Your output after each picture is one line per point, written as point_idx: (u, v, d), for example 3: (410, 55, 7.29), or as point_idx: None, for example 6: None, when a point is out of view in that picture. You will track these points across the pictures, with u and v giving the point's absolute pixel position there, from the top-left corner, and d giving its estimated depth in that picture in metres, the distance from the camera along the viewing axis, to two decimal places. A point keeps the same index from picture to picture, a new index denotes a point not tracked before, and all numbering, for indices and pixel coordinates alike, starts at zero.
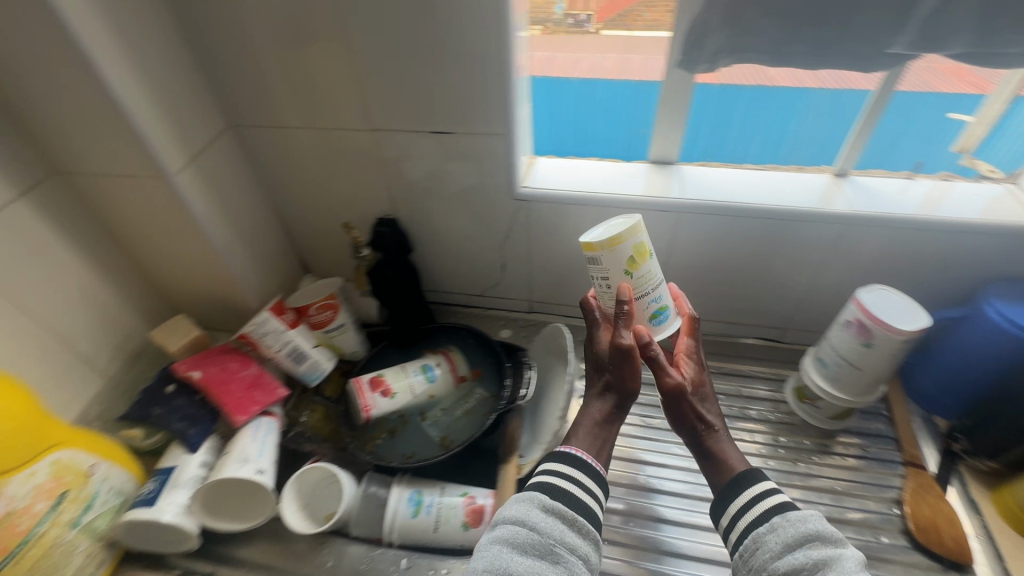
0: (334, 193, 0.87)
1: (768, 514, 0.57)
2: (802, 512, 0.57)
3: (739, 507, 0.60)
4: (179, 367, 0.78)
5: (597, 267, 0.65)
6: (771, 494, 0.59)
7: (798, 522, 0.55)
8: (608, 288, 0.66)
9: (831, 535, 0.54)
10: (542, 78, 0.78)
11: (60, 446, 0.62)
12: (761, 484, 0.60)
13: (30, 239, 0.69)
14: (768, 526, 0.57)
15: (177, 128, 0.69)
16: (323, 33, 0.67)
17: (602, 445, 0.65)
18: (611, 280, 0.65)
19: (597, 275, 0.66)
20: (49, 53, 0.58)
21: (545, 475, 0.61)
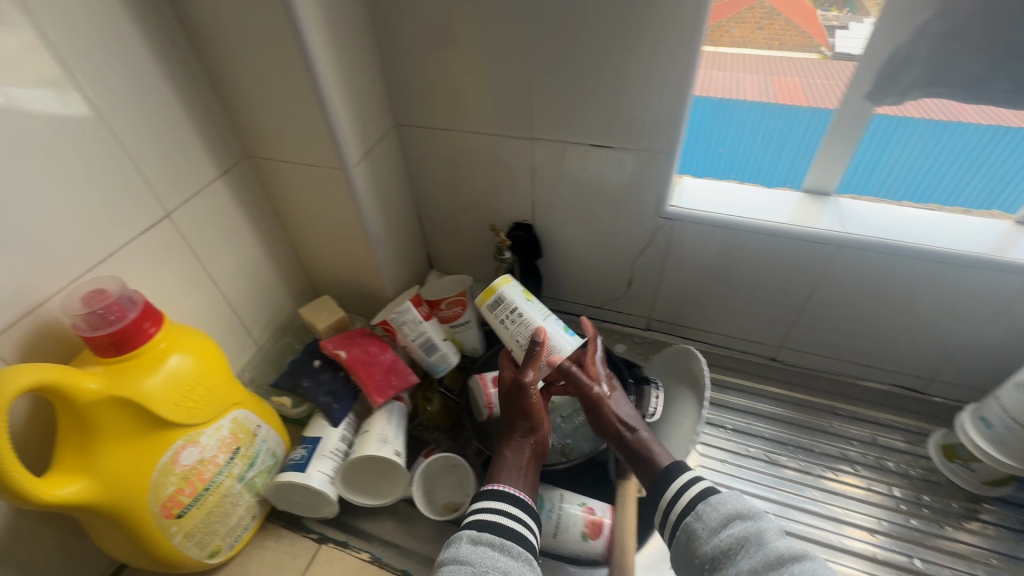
0: (476, 195, 0.91)
1: (693, 502, 0.62)
2: (720, 496, 0.62)
3: (669, 500, 0.64)
4: (327, 344, 0.83)
5: (505, 307, 0.78)
6: (692, 484, 0.64)
7: (718, 507, 0.60)
8: (518, 320, 0.77)
9: (748, 511, 0.59)
10: (708, 99, 0.75)
11: (240, 405, 0.68)
12: (683, 474, 0.66)
13: (221, 215, 0.77)
14: (695, 514, 0.61)
15: (360, 125, 0.75)
16: (505, 46, 0.70)
17: (520, 474, 0.71)
18: (523, 316, 0.77)
19: (502, 316, 0.78)
20: (275, 53, 0.64)
21: (480, 511, 0.65)
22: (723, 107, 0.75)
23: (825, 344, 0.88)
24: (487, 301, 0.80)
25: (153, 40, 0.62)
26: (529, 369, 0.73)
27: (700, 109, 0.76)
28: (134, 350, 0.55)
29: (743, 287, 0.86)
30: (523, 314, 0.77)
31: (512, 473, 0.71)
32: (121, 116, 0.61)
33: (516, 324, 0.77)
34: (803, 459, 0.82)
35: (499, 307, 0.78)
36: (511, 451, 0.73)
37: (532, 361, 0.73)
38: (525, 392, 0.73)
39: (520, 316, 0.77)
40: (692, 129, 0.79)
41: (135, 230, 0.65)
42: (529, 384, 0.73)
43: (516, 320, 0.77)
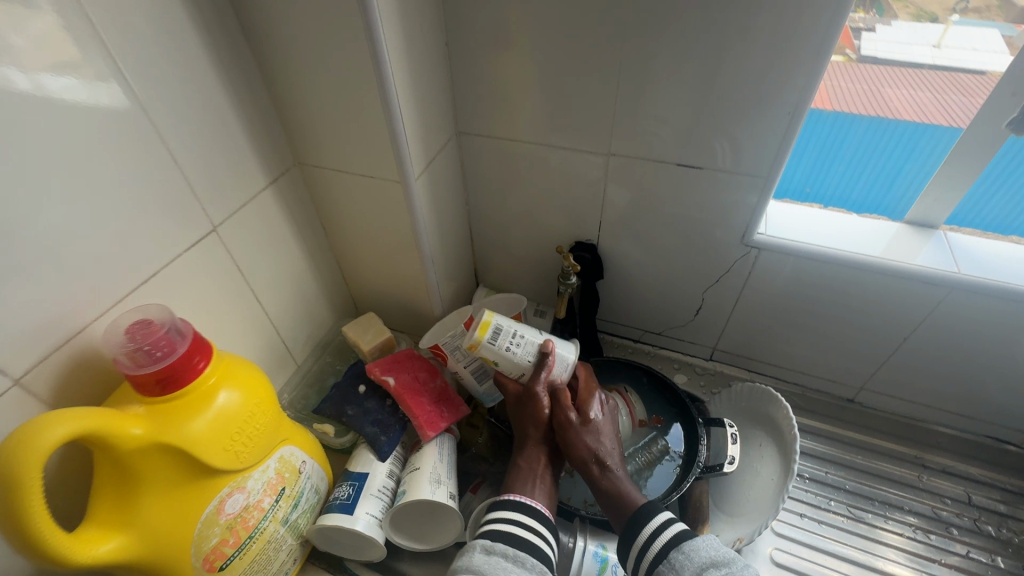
0: (537, 211, 0.84)
1: (665, 549, 0.59)
2: (695, 543, 0.59)
3: (641, 547, 0.61)
4: (373, 369, 0.76)
5: (506, 334, 0.72)
6: (666, 527, 0.61)
7: (691, 555, 0.58)
8: (518, 342, 0.72)
9: (724, 559, 0.57)
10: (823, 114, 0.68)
11: (285, 441, 0.62)
12: (658, 518, 0.62)
13: (269, 227, 0.71)
14: (669, 563, 0.58)
15: (423, 134, 0.68)
16: (592, 53, 0.63)
17: (535, 482, 0.69)
18: (524, 336, 0.73)
19: (507, 344, 0.72)
20: (341, 53, 0.58)
21: (496, 521, 0.63)
22: (841, 123, 0.68)
23: (913, 390, 0.81)
24: (486, 336, 0.71)
25: (210, 34, 0.56)
26: (540, 372, 0.72)
27: (812, 125, 0.69)
28: (179, 390, 0.49)
29: (826, 324, 0.79)
30: (524, 334, 0.73)
31: (526, 484, 0.68)
32: (173, 118, 0.55)
33: (520, 347, 0.72)
34: (892, 518, 0.75)
35: (501, 334, 0.72)
36: (525, 460, 0.71)
37: (546, 371, 0.72)
38: (537, 400, 0.72)
39: (523, 336, 0.73)
40: (798, 148, 0.72)
41: (182, 244, 0.59)
42: (540, 391, 0.72)
43: (522, 342, 0.72)
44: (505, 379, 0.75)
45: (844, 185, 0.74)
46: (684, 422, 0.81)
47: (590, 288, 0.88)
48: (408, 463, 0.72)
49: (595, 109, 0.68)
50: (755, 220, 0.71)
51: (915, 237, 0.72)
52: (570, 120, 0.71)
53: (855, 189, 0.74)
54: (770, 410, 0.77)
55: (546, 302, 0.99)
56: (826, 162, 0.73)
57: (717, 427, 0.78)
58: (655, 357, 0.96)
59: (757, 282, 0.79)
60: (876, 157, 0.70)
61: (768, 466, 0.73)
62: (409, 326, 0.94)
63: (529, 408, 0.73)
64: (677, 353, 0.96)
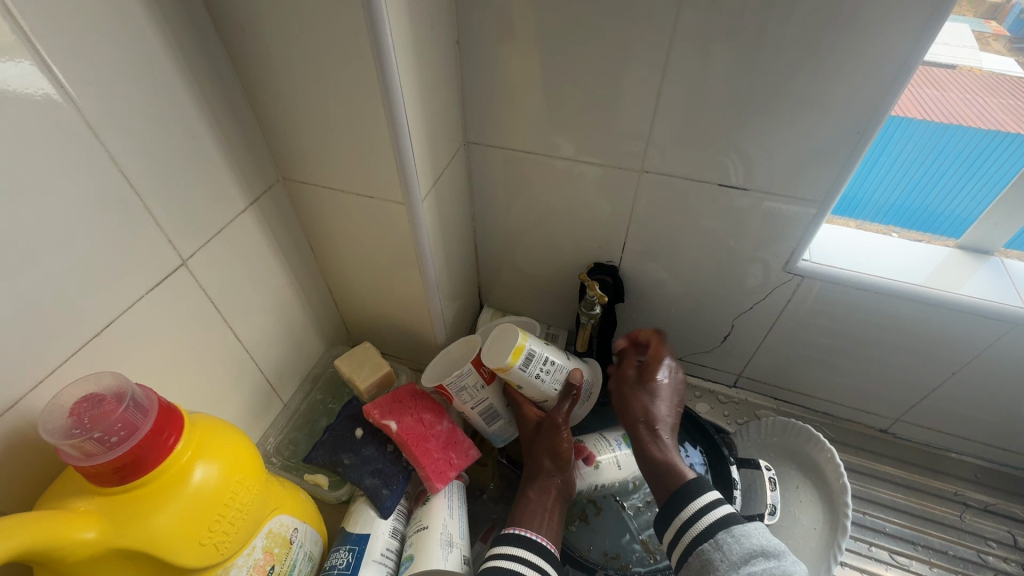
0: (554, 232, 0.76)
1: (712, 529, 0.52)
2: (744, 526, 0.52)
3: (683, 521, 0.54)
4: (372, 412, 0.67)
5: (538, 362, 0.66)
6: (713, 508, 0.53)
7: (742, 539, 0.51)
8: (548, 370, 0.67)
9: (775, 550, 0.50)
10: (905, 120, 0.60)
11: (275, 511, 0.52)
12: (704, 498, 0.54)
13: (251, 256, 0.61)
14: (715, 543, 0.51)
15: (431, 149, 0.60)
16: (628, 59, 0.55)
17: (544, 517, 0.62)
18: (553, 363, 0.68)
19: (537, 372, 0.66)
20: (339, 55, 0.49)
21: (496, 557, 0.57)
22: (931, 130, 0.59)
23: (951, 422, 0.77)
24: (519, 362, 0.64)
25: (175, 31, 0.46)
26: (564, 402, 0.67)
27: (892, 132, 0.61)
28: (141, 479, 0.40)
29: (867, 355, 0.74)
30: (554, 361, 0.68)
31: (535, 516, 0.61)
32: (131, 135, 0.45)
33: (547, 374, 0.67)
34: (939, 564, 0.71)
35: (533, 363, 0.65)
36: (535, 492, 0.64)
37: (570, 401, 0.67)
38: (558, 431, 0.66)
39: (553, 364, 0.68)
40: (871, 156, 0.63)
41: (146, 284, 0.49)
42: (563, 423, 0.66)
43: (551, 370, 0.67)
44: (526, 404, 0.70)
45: (919, 197, 0.66)
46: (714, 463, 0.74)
47: (611, 314, 0.80)
48: (413, 521, 0.64)
49: (627, 122, 0.60)
50: (800, 248, 0.65)
51: (967, 263, 0.67)
52: (598, 135, 0.63)
53: (926, 202, 0.66)
54: (809, 450, 0.71)
55: (557, 324, 0.92)
56: (877, 171, 0.65)
57: (752, 469, 0.71)
58: None
59: (794, 312, 0.73)
60: (938, 166, 0.62)
61: (808, 514, 0.67)
62: (409, 354, 0.86)
63: (547, 439, 0.66)
64: (698, 379, 0.90)
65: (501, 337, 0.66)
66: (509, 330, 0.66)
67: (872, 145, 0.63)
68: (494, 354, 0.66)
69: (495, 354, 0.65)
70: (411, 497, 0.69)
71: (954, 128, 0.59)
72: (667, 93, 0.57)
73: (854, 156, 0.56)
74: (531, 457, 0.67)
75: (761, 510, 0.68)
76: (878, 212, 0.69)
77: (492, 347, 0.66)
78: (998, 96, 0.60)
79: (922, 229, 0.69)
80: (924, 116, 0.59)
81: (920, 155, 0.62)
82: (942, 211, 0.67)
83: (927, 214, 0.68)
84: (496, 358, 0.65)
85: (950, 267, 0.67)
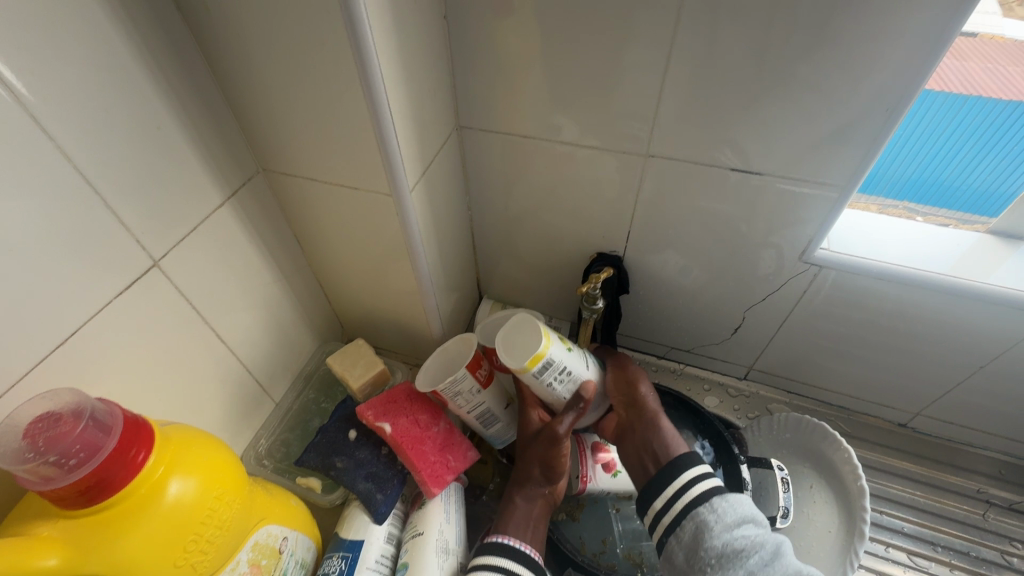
0: (553, 220, 0.72)
1: (705, 495, 0.52)
2: (736, 496, 0.52)
3: (676, 488, 0.53)
4: (366, 413, 0.64)
5: (555, 371, 0.60)
6: (703, 479, 0.53)
7: (735, 505, 0.51)
8: (565, 376, 0.61)
9: (764, 521, 0.51)
10: (946, 95, 0.54)
11: (263, 522, 0.50)
12: (694, 470, 0.54)
13: (232, 253, 0.58)
14: (709, 506, 0.51)
15: (418, 136, 0.56)
16: (631, 33, 0.50)
17: (530, 527, 0.60)
18: (571, 373, 0.62)
19: (551, 381, 0.61)
20: (311, 36, 0.44)
21: (479, 568, 0.54)
22: (974, 107, 0.54)
23: (975, 416, 0.73)
24: (534, 369, 0.59)
25: (129, 8, 0.42)
26: (569, 414, 0.61)
27: (926, 108, 0.55)
28: (108, 500, 0.38)
29: (886, 349, 0.70)
30: (573, 371, 0.62)
31: (519, 525, 0.59)
32: (84, 126, 0.41)
33: (561, 383, 0.62)
34: (958, 566, 0.69)
35: (549, 371, 0.60)
36: (523, 500, 0.62)
37: (575, 415, 0.61)
38: (556, 444, 0.61)
39: (571, 374, 0.62)
40: (905, 132, 0.58)
41: (113, 288, 0.46)
42: (563, 435, 0.61)
43: (566, 380, 0.61)
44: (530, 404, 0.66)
45: (954, 180, 0.61)
46: (724, 461, 0.70)
47: (615, 307, 0.77)
48: (409, 526, 0.62)
49: (630, 102, 0.56)
50: (817, 236, 0.61)
51: (998, 249, 0.62)
52: (598, 118, 0.58)
53: (962, 184, 0.61)
54: (824, 448, 0.68)
55: (559, 316, 0.88)
56: (890, 147, 0.59)
57: (763, 468, 0.68)
58: (682, 376, 0.87)
59: (809, 304, 0.69)
60: (968, 145, 0.57)
61: (823, 515, 0.65)
62: (405, 349, 0.83)
63: (543, 448, 0.63)
64: (706, 371, 0.87)
65: (526, 334, 0.61)
66: (532, 328, 0.61)
67: (907, 122, 0.57)
68: (510, 352, 0.62)
69: (513, 353, 0.61)
70: (408, 499, 0.66)
71: (973, 99, 0.53)
72: (674, 70, 0.52)
73: (881, 136, 0.51)
74: (522, 462, 0.64)
75: (772, 514, 0.64)
76: (908, 190, 0.63)
77: (509, 343, 0.62)
78: (1020, 65, 0.54)
79: (938, 205, 0.64)
80: (941, 88, 0.54)
81: (935, 129, 0.57)
82: (979, 194, 0.61)
83: (945, 188, 0.62)
84: (513, 358, 0.61)
85: (979, 253, 0.62)
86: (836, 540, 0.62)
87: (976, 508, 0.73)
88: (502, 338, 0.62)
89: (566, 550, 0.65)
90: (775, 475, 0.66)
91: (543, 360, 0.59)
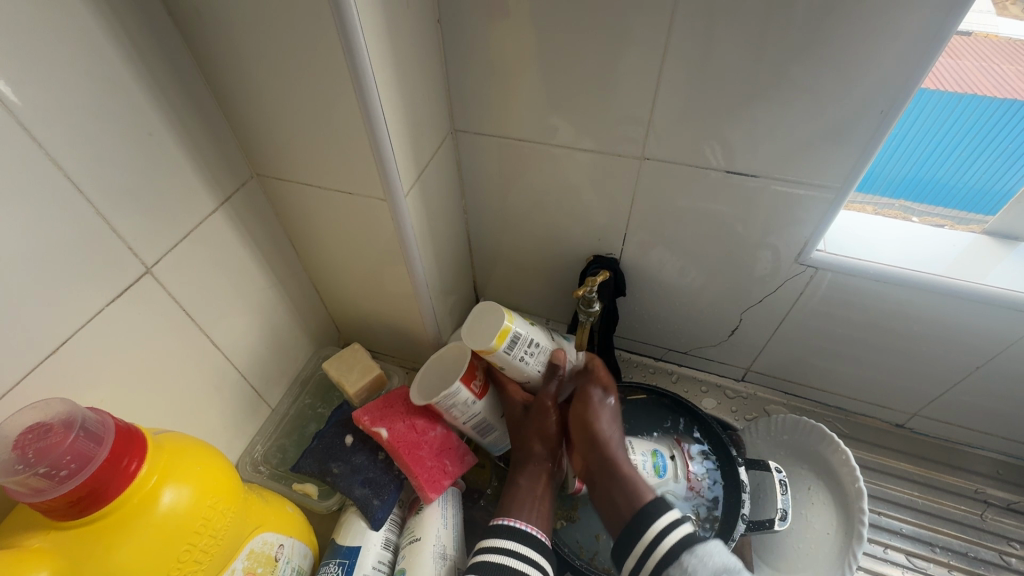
0: (550, 223, 0.72)
1: (675, 550, 0.52)
2: (709, 547, 0.52)
3: (647, 542, 0.54)
4: (362, 418, 0.64)
5: (523, 345, 0.62)
6: (674, 528, 0.54)
7: (705, 558, 0.50)
8: (533, 348, 0.64)
9: (737, 570, 0.50)
10: (942, 93, 0.54)
11: (257, 530, 0.50)
12: (665, 518, 0.55)
13: (226, 259, 0.58)
14: (680, 566, 0.51)
15: (413, 141, 0.55)
16: (625, 35, 0.50)
17: (533, 505, 0.61)
18: (538, 344, 0.64)
19: (521, 355, 0.62)
20: (304, 40, 0.44)
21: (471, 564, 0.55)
22: (970, 106, 0.54)
23: (973, 417, 0.74)
24: (504, 346, 0.61)
25: (119, 12, 0.41)
26: (552, 381, 0.66)
27: (922, 107, 0.55)
28: (100, 510, 0.37)
29: (884, 350, 0.70)
30: (539, 343, 0.64)
31: (524, 505, 0.60)
32: (75, 132, 0.40)
33: (531, 356, 0.64)
34: (957, 567, 0.69)
35: (518, 345, 0.62)
36: (525, 479, 0.63)
37: (556, 382, 0.66)
38: (547, 413, 0.66)
39: (538, 345, 0.64)
40: (900, 129, 0.58)
41: (104, 295, 0.46)
42: (551, 403, 0.66)
43: (534, 352, 0.64)
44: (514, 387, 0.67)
45: (952, 177, 0.60)
46: (723, 463, 0.70)
47: (612, 310, 0.77)
48: (406, 531, 0.62)
49: (625, 105, 0.55)
50: (814, 238, 0.61)
51: (994, 249, 0.62)
52: (593, 121, 0.58)
53: (957, 181, 0.60)
54: (821, 449, 0.68)
55: (556, 318, 0.88)
56: (888, 146, 0.59)
57: (760, 470, 0.67)
58: (680, 378, 0.87)
59: (806, 305, 0.69)
60: (964, 143, 0.57)
61: (821, 517, 0.65)
62: (401, 353, 0.82)
63: (537, 421, 0.66)
64: (704, 373, 0.87)
65: (484, 318, 0.62)
66: (490, 309, 0.61)
67: (903, 120, 0.57)
68: (475, 337, 0.62)
69: (476, 337, 0.61)
70: (405, 505, 0.66)
71: (969, 98, 0.53)
72: (669, 73, 0.52)
73: (876, 138, 0.51)
74: (518, 443, 0.67)
75: (771, 517, 0.63)
76: (905, 188, 0.63)
77: (471, 328, 0.62)
78: (1016, 65, 0.54)
79: (933, 203, 0.64)
80: (937, 87, 0.54)
81: (932, 128, 0.57)
82: (978, 190, 0.61)
83: (941, 187, 0.62)
84: (480, 341, 0.61)
85: (976, 254, 0.62)
86: (835, 542, 0.62)
87: (974, 509, 0.73)
88: (466, 326, 0.63)
89: (564, 553, 0.65)
90: (774, 478, 0.66)
91: (511, 335, 0.61)
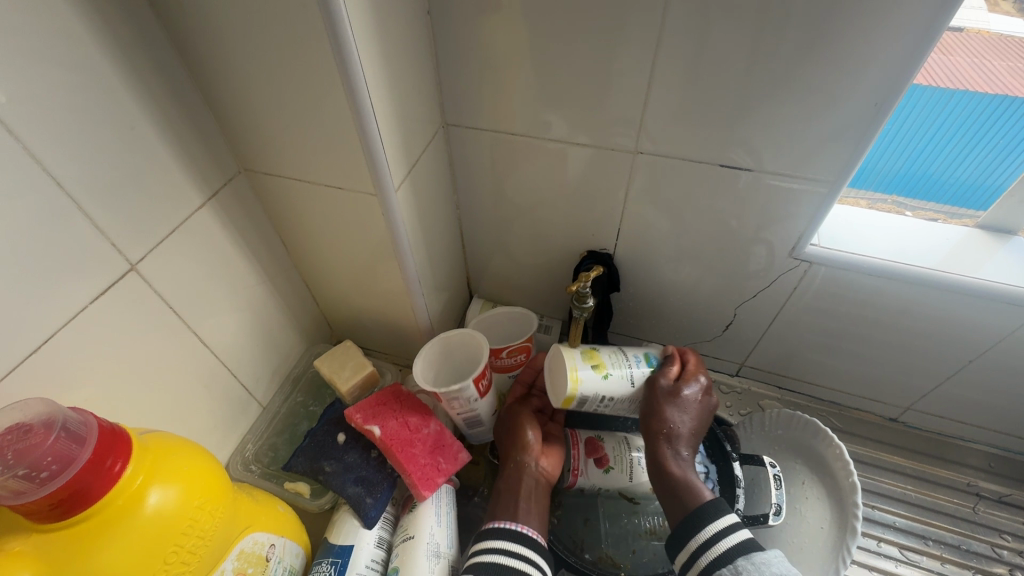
0: (543, 218, 0.72)
1: (730, 555, 0.50)
2: (766, 555, 0.50)
3: (699, 543, 0.52)
4: (354, 416, 0.64)
5: (595, 403, 0.60)
6: (729, 534, 0.52)
7: (762, 566, 0.49)
8: (608, 402, 0.61)
9: None
10: (931, 90, 0.53)
11: (248, 530, 0.49)
12: (721, 522, 0.53)
13: (213, 256, 0.57)
14: (733, 568, 0.49)
15: (403, 137, 0.55)
16: (618, 31, 0.50)
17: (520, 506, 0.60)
18: (615, 399, 0.61)
19: (596, 407, 0.62)
20: (291, 35, 0.43)
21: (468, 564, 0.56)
22: (959, 102, 0.53)
23: (965, 410, 0.74)
24: (572, 405, 0.61)
25: (100, 5, 0.40)
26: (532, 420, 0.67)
27: (911, 103, 0.55)
28: (84, 512, 0.37)
29: (878, 345, 0.70)
30: (614, 396, 0.60)
31: (508, 508, 0.59)
32: (53, 127, 0.39)
33: (609, 405, 0.62)
34: (950, 559, 0.69)
35: (589, 403, 0.61)
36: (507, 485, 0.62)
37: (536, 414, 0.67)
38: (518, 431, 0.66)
39: (613, 399, 0.61)
40: (892, 124, 0.57)
41: (87, 294, 0.45)
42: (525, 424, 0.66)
43: (610, 403, 0.61)
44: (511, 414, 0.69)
45: (944, 172, 0.60)
46: (718, 458, 0.68)
47: (605, 306, 0.76)
48: (400, 530, 0.61)
49: (618, 100, 0.55)
50: (808, 232, 0.60)
51: (987, 243, 0.62)
52: (586, 116, 0.58)
53: (949, 176, 0.60)
54: (816, 444, 0.68)
55: (550, 314, 0.88)
56: (879, 140, 0.58)
57: (755, 465, 0.68)
58: None
59: (800, 300, 0.69)
60: (955, 138, 0.57)
61: (815, 512, 0.65)
62: (394, 350, 0.82)
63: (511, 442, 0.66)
64: None
65: (558, 367, 0.62)
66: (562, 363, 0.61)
67: (896, 114, 0.56)
68: (553, 383, 0.63)
69: (553, 384, 0.62)
70: (399, 503, 0.65)
71: (960, 95, 0.53)
72: (661, 69, 0.51)
73: (869, 133, 0.50)
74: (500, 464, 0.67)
75: (765, 511, 0.64)
76: (897, 184, 0.62)
77: (551, 376, 0.63)
78: (1008, 60, 0.53)
79: (926, 198, 0.63)
80: (928, 82, 0.53)
81: (924, 125, 0.56)
82: (968, 183, 0.60)
83: (933, 183, 0.61)
84: (553, 392, 0.62)
85: (968, 248, 0.62)
86: (827, 535, 0.62)
87: (968, 503, 0.73)
88: (551, 365, 0.64)
89: (558, 551, 0.64)
90: (768, 473, 0.67)
91: (577, 398, 0.60)
